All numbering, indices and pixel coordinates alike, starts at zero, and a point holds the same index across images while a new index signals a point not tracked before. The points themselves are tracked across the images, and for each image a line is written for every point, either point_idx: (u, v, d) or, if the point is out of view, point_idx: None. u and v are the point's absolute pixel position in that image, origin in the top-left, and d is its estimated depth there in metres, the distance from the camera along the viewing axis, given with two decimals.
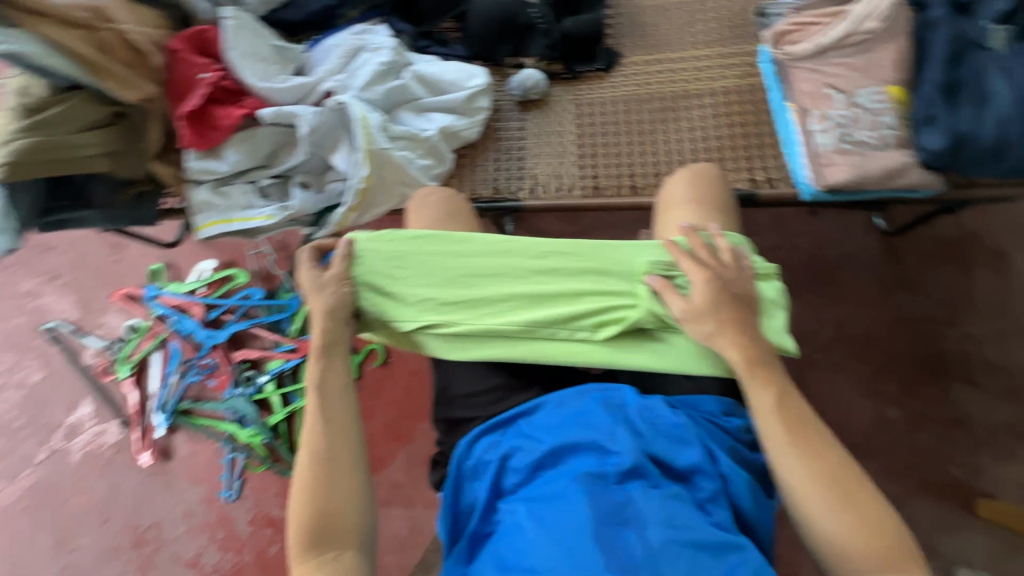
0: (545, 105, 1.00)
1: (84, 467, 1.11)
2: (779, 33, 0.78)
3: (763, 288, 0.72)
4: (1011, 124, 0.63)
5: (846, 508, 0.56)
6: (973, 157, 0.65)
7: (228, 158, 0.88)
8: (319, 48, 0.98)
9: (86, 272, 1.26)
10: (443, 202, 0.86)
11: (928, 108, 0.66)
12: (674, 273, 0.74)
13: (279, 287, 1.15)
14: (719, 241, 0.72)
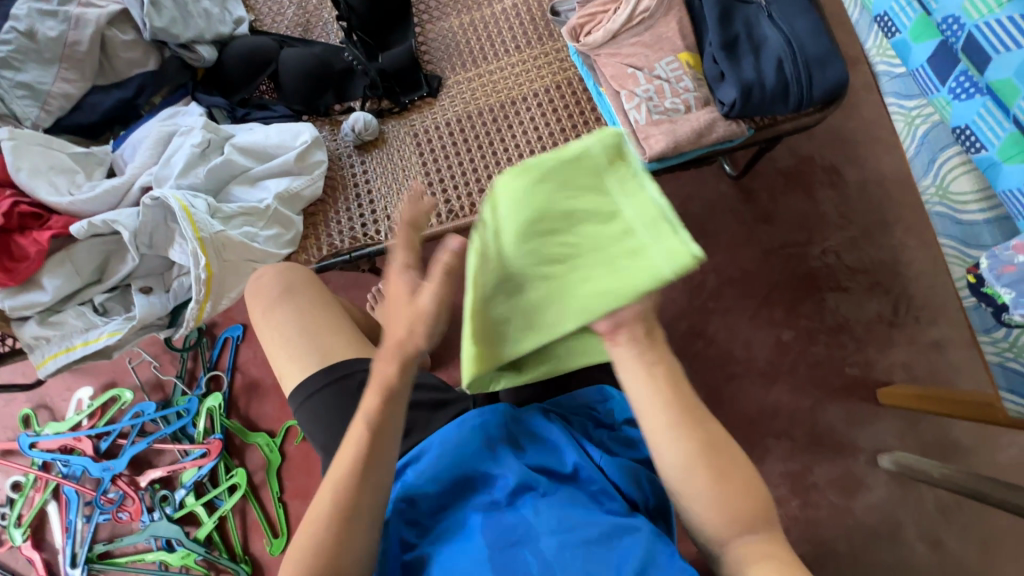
0: (382, 143, 0.99)
1: None
2: (575, 28, 0.91)
3: None
4: (767, 76, 0.86)
5: (713, 475, 0.48)
6: (762, 99, 0.85)
7: (49, 285, 0.78)
8: (127, 144, 0.89)
9: None
10: (280, 275, 0.74)
11: (716, 68, 0.87)
12: None
13: (172, 393, 1.23)
14: None
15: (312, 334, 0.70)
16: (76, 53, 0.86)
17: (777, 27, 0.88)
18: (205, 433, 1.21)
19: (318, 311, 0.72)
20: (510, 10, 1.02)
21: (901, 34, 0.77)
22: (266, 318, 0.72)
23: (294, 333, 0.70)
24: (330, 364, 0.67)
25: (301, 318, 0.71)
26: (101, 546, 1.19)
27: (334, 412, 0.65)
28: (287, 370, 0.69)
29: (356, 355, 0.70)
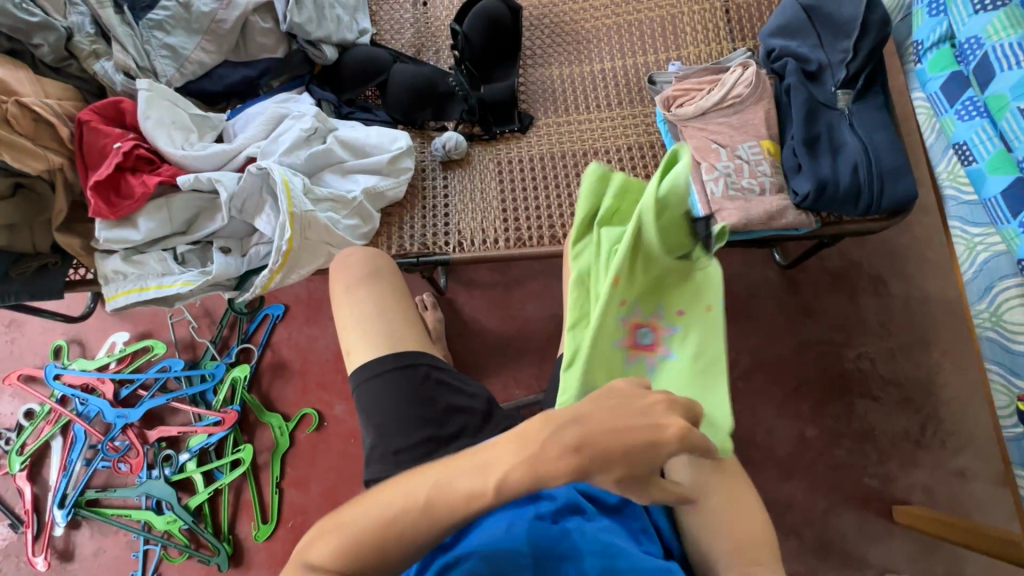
0: (466, 164, 1.06)
1: None
2: (668, 98, 0.98)
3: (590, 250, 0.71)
4: (842, 177, 0.91)
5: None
6: (833, 196, 0.90)
7: (143, 227, 0.82)
8: (241, 116, 0.96)
9: None
10: (365, 258, 0.78)
11: (795, 159, 0.92)
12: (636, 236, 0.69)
13: (202, 356, 1.25)
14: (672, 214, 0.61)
15: (386, 319, 0.73)
16: (219, 29, 0.94)
17: (857, 135, 0.94)
18: (224, 402, 1.23)
19: (392, 300, 0.75)
20: (608, 72, 1.10)
21: (977, 164, 0.81)
22: (347, 294, 0.75)
23: (370, 312, 0.73)
24: (398, 350, 0.70)
25: (379, 303, 0.74)
26: (92, 493, 1.18)
27: (392, 396, 0.68)
28: (356, 347, 0.72)
29: (422, 349, 0.73)
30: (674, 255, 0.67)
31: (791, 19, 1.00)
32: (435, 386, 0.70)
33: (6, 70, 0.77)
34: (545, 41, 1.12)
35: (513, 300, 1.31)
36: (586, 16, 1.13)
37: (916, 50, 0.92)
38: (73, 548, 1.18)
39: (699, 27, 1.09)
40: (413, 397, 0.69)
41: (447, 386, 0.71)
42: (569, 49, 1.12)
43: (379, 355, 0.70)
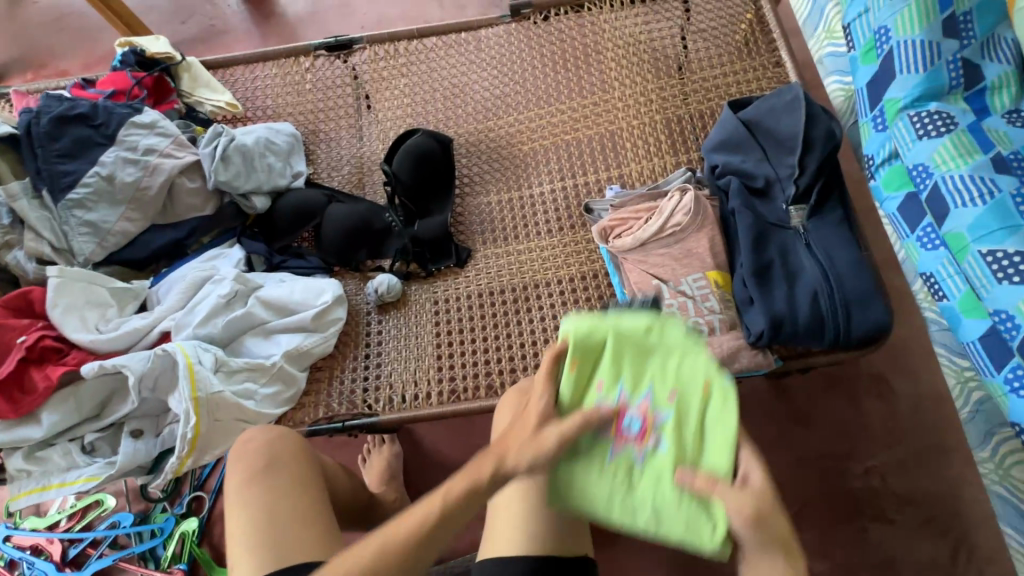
0: (403, 304, 1.01)
1: None
2: (605, 230, 0.92)
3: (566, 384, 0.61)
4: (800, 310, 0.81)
5: None
6: (792, 333, 0.80)
7: (45, 421, 0.79)
8: (164, 282, 0.94)
9: None
10: (266, 445, 0.73)
11: (745, 291, 0.84)
12: (668, 357, 0.63)
13: (152, 508, 1.19)
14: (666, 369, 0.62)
15: (275, 527, 0.65)
16: (144, 197, 0.95)
17: (816, 259, 0.85)
18: (172, 558, 1.15)
19: (286, 501, 0.68)
20: (547, 197, 1.05)
21: (949, 301, 0.71)
22: (237, 493, 0.69)
23: (257, 520, 0.66)
24: (284, 566, 0.62)
25: (271, 502, 0.67)
26: None
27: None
28: (238, 560, 0.64)
29: (318, 557, 0.64)
30: (676, 377, 0.61)
31: (730, 133, 0.94)
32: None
33: None
34: (482, 167, 1.09)
35: (476, 425, 1.22)
36: (523, 138, 1.10)
37: (868, 163, 0.82)
38: None
39: (638, 143, 1.05)
40: None
41: None
42: (507, 174, 1.08)
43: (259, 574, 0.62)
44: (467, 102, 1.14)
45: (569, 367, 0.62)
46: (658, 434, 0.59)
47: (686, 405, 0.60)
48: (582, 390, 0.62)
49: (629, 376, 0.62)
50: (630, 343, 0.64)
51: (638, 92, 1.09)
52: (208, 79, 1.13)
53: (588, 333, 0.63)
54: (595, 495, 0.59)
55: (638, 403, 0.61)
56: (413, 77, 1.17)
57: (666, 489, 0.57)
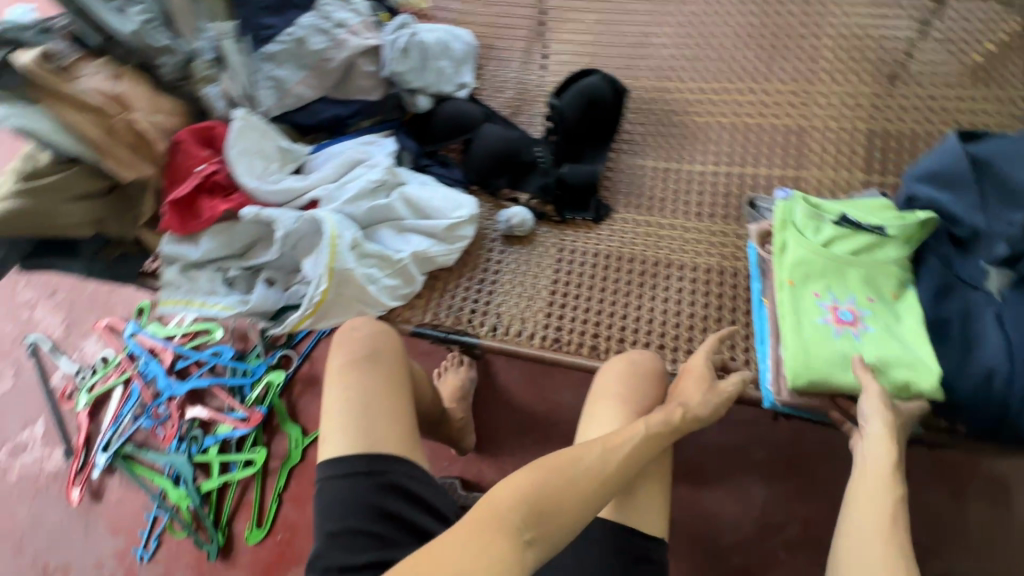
0: (529, 241, 1.00)
1: (21, 486, 1.32)
2: (762, 232, 0.86)
3: (812, 308, 0.77)
4: (965, 382, 0.73)
5: None
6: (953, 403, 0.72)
7: (202, 246, 0.87)
8: (323, 154, 0.98)
9: (83, 297, 1.46)
10: (370, 338, 0.80)
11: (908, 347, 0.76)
12: (879, 242, 0.78)
13: (249, 351, 1.32)
14: (851, 308, 0.76)
15: (371, 415, 0.71)
16: (324, 67, 0.97)
17: (1004, 332, 0.73)
18: (255, 400, 1.28)
19: (384, 391, 0.74)
20: (707, 179, 0.99)
21: None
22: (340, 372, 0.75)
23: (354, 401, 0.72)
24: (376, 452, 0.69)
25: (368, 390, 0.73)
26: (130, 447, 1.29)
27: (347, 499, 0.67)
28: (331, 435, 0.71)
29: (401, 455, 0.70)
30: (871, 263, 0.78)
31: (949, 167, 0.82)
32: (399, 500, 0.67)
33: (128, 86, 0.84)
34: (648, 129, 1.04)
35: (551, 379, 1.23)
36: (700, 109, 1.03)
37: None
38: (103, 492, 1.30)
39: (828, 148, 0.94)
40: (370, 504, 0.66)
41: (414, 499, 0.68)
42: (671, 143, 1.02)
43: (345, 454, 0.69)
44: (652, 56, 1.07)
45: (788, 284, 0.79)
46: (865, 322, 0.75)
47: (895, 320, 0.75)
48: (805, 305, 0.77)
49: (813, 262, 0.79)
50: (814, 218, 0.81)
51: (847, 91, 0.96)
52: None
53: (795, 243, 0.81)
54: (827, 370, 0.73)
55: (846, 303, 0.77)
56: (603, 16, 1.11)
57: (881, 366, 0.72)
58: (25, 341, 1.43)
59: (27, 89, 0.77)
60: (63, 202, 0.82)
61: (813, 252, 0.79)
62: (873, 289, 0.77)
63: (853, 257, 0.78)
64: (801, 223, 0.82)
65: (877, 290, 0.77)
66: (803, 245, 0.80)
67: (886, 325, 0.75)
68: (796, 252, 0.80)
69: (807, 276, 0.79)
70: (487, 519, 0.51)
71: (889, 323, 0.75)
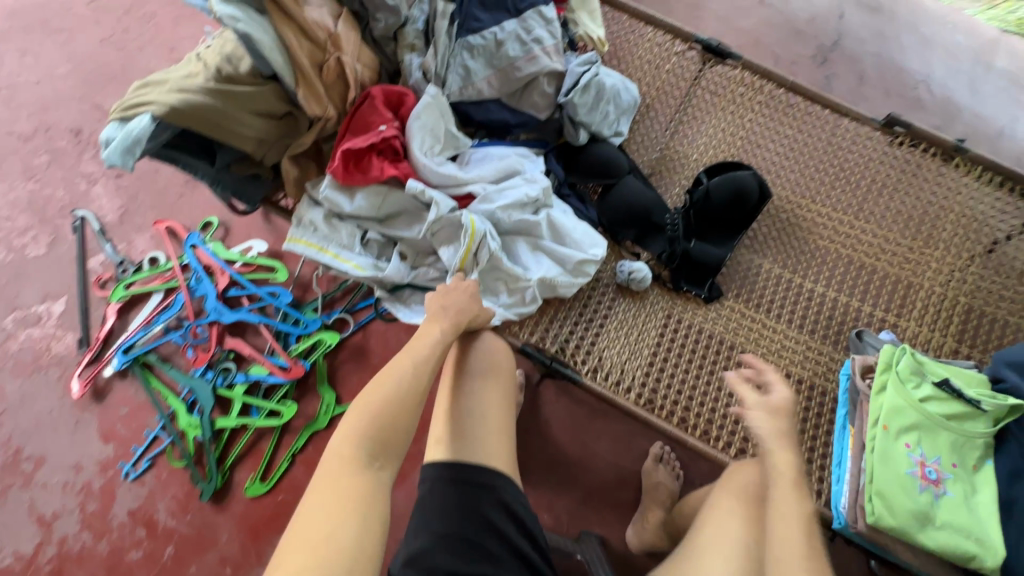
0: (639, 297, 1.04)
1: (21, 359, 1.24)
2: (865, 366, 0.92)
3: (900, 456, 0.83)
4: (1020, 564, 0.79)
5: None
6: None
7: (356, 201, 0.87)
8: (483, 152, 1.00)
9: (147, 188, 1.39)
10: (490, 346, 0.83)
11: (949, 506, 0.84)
12: (973, 415, 0.84)
13: (308, 302, 1.28)
14: (933, 469, 0.82)
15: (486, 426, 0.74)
16: (511, 74, 1.01)
17: None
18: (299, 353, 1.25)
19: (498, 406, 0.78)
20: (814, 298, 1.05)
21: None
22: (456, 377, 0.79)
23: (470, 408, 0.76)
24: (489, 465, 0.71)
25: (487, 398, 0.77)
26: (153, 358, 1.23)
27: (456, 503, 0.68)
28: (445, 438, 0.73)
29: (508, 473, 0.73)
30: (961, 430, 0.84)
31: None
32: (503, 518, 0.69)
33: (343, 29, 0.85)
34: (773, 235, 1.10)
35: (595, 428, 1.24)
36: (821, 232, 1.10)
37: None
38: (107, 393, 1.23)
39: (929, 309, 1.02)
40: (479, 517, 0.67)
41: (516, 521, 0.69)
42: (790, 254, 1.09)
43: (456, 463, 0.71)
44: (792, 169, 1.14)
45: (882, 428, 0.85)
46: (945, 485, 0.81)
47: (970, 493, 0.81)
48: (897, 453, 0.83)
49: (910, 413, 0.85)
50: (917, 375, 0.87)
51: (958, 265, 1.05)
52: (594, 9, 1.18)
53: (898, 390, 0.86)
54: (905, 520, 0.78)
55: (931, 462, 0.83)
56: (759, 116, 1.18)
57: (955, 531, 0.78)
58: (73, 213, 1.36)
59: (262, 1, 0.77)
60: (244, 114, 0.81)
61: (912, 405, 0.85)
62: (957, 455, 0.83)
63: (948, 422, 0.84)
64: (906, 374, 0.87)
65: (959, 459, 0.83)
66: (905, 395, 0.86)
67: (965, 498, 0.81)
68: (896, 399, 0.86)
69: (901, 427, 0.85)
70: (339, 469, 0.62)
71: (965, 495, 0.81)
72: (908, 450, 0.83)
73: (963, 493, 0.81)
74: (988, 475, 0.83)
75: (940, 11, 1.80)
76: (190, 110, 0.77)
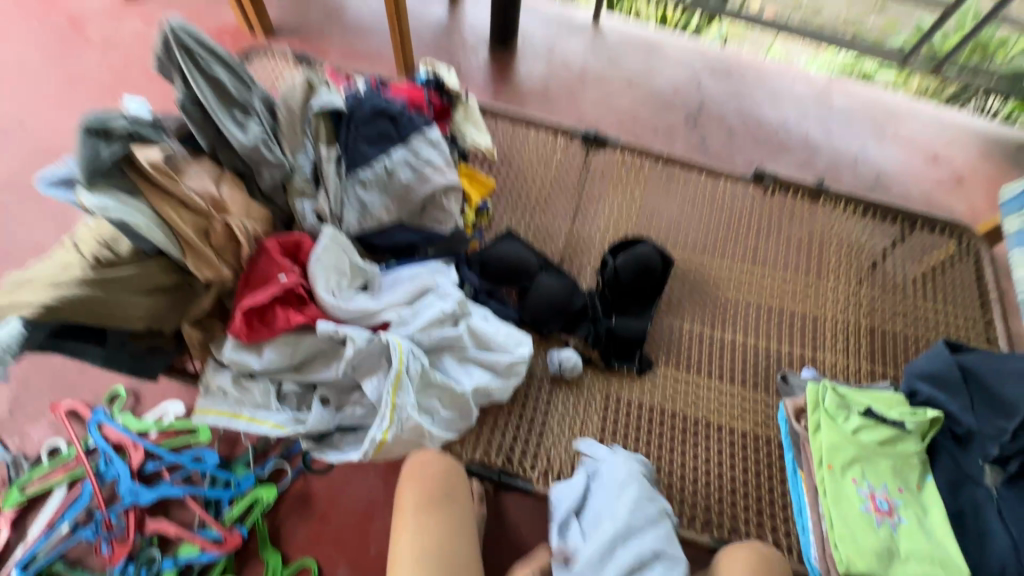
0: (576, 385, 1.04)
1: None
2: (798, 408, 0.95)
3: (851, 495, 0.84)
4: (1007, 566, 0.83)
5: None
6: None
7: (265, 356, 0.83)
8: (393, 275, 1.00)
9: (40, 370, 1.27)
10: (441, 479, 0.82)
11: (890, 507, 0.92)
12: (903, 434, 0.88)
13: (237, 458, 1.19)
14: (884, 501, 0.84)
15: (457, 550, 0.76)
16: (408, 197, 1.03)
17: (1005, 527, 0.85)
18: (234, 518, 1.13)
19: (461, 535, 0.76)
20: (739, 350, 1.09)
21: None
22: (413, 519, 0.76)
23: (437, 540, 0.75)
24: None
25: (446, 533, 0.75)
26: (61, 565, 1.08)
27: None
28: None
29: None
30: (896, 453, 0.87)
31: (945, 371, 0.97)
32: None
33: (228, 192, 0.86)
34: (686, 295, 1.15)
35: None
36: (728, 285, 1.17)
37: None
38: None
39: (838, 337, 1.10)
40: None
41: None
42: (706, 310, 1.14)
43: None
44: (688, 232, 1.23)
45: (828, 468, 0.87)
46: (899, 514, 0.83)
47: (923, 514, 0.83)
48: (849, 492, 0.84)
49: (847, 448, 0.88)
50: (843, 406, 0.91)
51: (850, 292, 1.15)
52: (478, 120, 1.26)
53: (832, 427, 0.89)
54: (873, 561, 0.78)
55: (881, 492, 0.85)
56: (648, 190, 1.27)
57: (920, 561, 0.79)
58: None
59: (138, 185, 0.78)
60: (128, 296, 0.77)
61: (847, 438, 0.88)
62: (902, 478, 0.86)
63: (882, 448, 0.88)
64: (833, 409, 0.91)
65: (903, 481, 0.86)
66: (839, 430, 0.89)
67: (920, 523, 0.82)
68: (833, 436, 0.89)
69: (845, 463, 0.87)
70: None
71: (919, 519, 0.83)
72: (857, 487, 0.85)
73: (916, 516, 0.83)
74: (934, 491, 0.85)
75: (779, 67, 2.07)
76: (66, 305, 0.72)
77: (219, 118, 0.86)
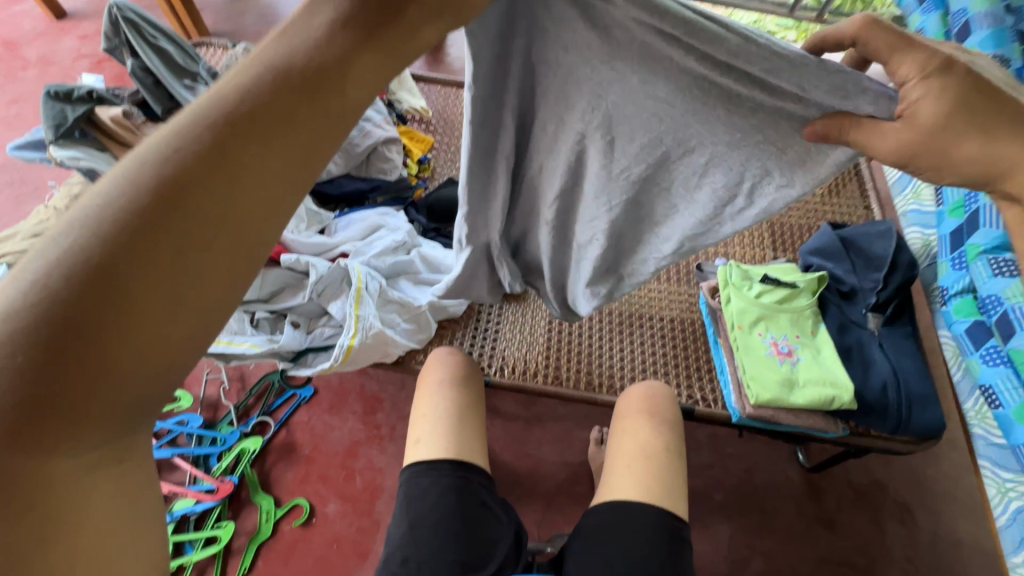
0: (523, 300, 1.15)
1: None
2: (712, 288, 1.11)
3: (757, 346, 0.99)
4: (888, 386, 0.95)
5: None
6: (874, 402, 0.94)
7: None
8: (345, 219, 1.12)
9: None
10: (449, 364, 0.91)
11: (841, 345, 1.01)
12: (795, 294, 1.05)
13: (220, 417, 1.27)
14: (784, 347, 1.00)
15: (456, 425, 0.82)
16: (352, 150, 1.15)
17: (885, 355, 0.99)
18: (224, 470, 1.20)
19: (469, 408, 0.86)
20: None
21: (948, 307, 1.01)
22: (428, 390, 0.87)
23: (441, 412, 0.83)
24: (463, 461, 0.78)
25: (447, 406, 0.84)
26: None
27: (460, 514, 0.73)
28: (426, 438, 0.80)
29: (480, 465, 0.80)
30: (789, 308, 1.04)
31: (828, 243, 1.12)
32: (484, 513, 0.75)
33: None
34: None
35: (534, 436, 1.29)
36: None
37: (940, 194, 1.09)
38: None
39: (743, 236, 1.28)
40: (463, 515, 0.73)
41: (488, 512, 0.76)
42: None
43: (434, 461, 0.77)
44: None
45: (738, 327, 1.02)
46: (796, 353, 0.99)
47: (819, 353, 0.99)
48: (756, 342, 1.00)
49: (750, 311, 1.03)
50: (743, 281, 1.07)
51: None
52: (411, 85, 1.40)
53: (736, 296, 1.05)
54: (779, 391, 0.93)
55: (782, 339, 1.01)
56: None
57: (818, 384, 0.94)
58: None
59: (102, 142, 0.90)
60: None
61: (749, 303, 1.03)
62: (798, 327, 1.03)
63: (777, 307, 1.04)
64: (735, 283, 1.06)
65: (799, 330, 1.02)
66: (742, 298, 1.04)
67: (819, 361, 0.98)
68: (738, 304, 1.04)
69: (751, 323, 1.02)
70: None
71: (816, 357, 0.98)
72: (760, 340, 1.00)
73: (813, 356, 0.99)
74: (825, 334, 1.02)
75: None
76: None
77: (171, 84, 0.97)
